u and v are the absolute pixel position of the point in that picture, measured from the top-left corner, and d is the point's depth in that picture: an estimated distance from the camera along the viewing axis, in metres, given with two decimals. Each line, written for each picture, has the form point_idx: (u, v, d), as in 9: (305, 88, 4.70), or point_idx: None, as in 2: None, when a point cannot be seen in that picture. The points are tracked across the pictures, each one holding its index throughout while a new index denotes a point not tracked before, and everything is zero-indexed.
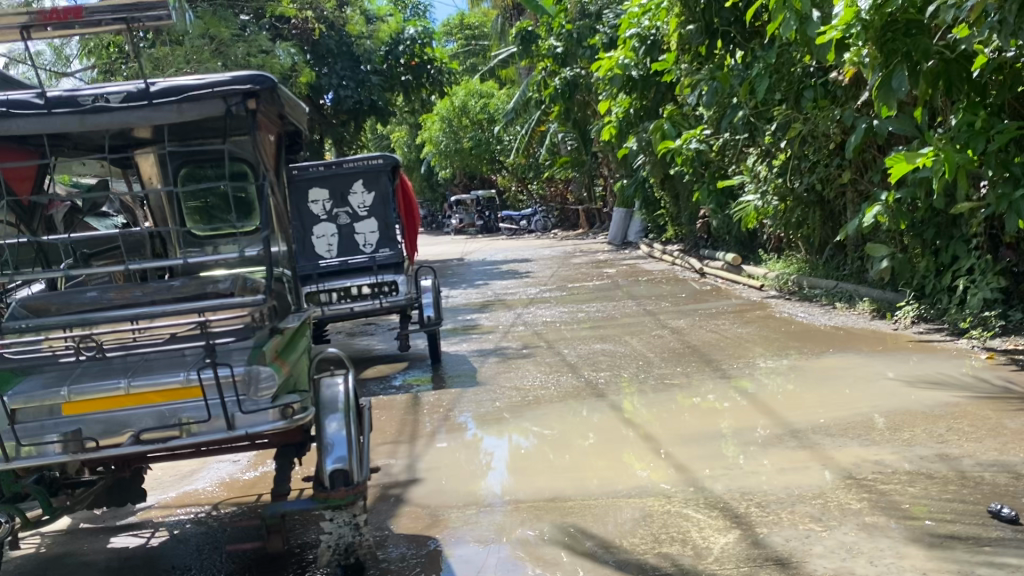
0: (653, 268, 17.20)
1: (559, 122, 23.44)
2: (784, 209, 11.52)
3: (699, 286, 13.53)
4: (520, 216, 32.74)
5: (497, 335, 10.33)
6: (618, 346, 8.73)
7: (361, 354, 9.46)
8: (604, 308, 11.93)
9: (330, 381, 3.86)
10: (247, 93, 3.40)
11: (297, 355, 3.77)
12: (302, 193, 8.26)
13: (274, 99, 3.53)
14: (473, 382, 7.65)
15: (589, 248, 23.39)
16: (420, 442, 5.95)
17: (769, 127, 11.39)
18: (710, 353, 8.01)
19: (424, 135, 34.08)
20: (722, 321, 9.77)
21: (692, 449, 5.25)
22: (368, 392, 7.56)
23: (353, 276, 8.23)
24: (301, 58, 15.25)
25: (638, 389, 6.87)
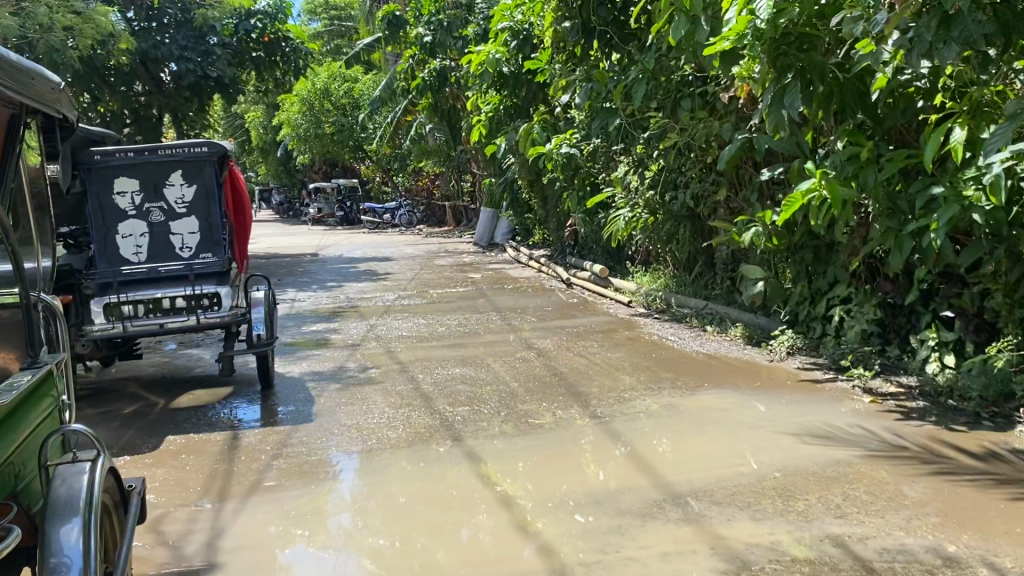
0: (518, 274, 16.49)
1: (426, 114, 22.40)
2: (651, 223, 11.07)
3: (565, 299, 12.88)
4: (384, 210, 31.41)
5: (344, 351, 9.24)
6: (478, 372, 7.84)
7: (180, 374, 8.13)
8: (465, 320, 11.05)
9: (70, 471, 2.72)
10: None
11: (12, 439, 2.60)
12: (106, 183, 6.97)
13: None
14: (307, 417, 6.56)
15: (454, 248, 22.47)
16: (230, 504, 4.83)
17: (642, 137, 10.78)
18: (578, 384, 7.25)
19: (283, 118, 32.19)
20: (589, 343, 9.07)
21: (559, 521, 4.41)
22: (178, 430, 6.32)
23: (165, 285, 7.00)
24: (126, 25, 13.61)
25: (499, 431, 6.01)
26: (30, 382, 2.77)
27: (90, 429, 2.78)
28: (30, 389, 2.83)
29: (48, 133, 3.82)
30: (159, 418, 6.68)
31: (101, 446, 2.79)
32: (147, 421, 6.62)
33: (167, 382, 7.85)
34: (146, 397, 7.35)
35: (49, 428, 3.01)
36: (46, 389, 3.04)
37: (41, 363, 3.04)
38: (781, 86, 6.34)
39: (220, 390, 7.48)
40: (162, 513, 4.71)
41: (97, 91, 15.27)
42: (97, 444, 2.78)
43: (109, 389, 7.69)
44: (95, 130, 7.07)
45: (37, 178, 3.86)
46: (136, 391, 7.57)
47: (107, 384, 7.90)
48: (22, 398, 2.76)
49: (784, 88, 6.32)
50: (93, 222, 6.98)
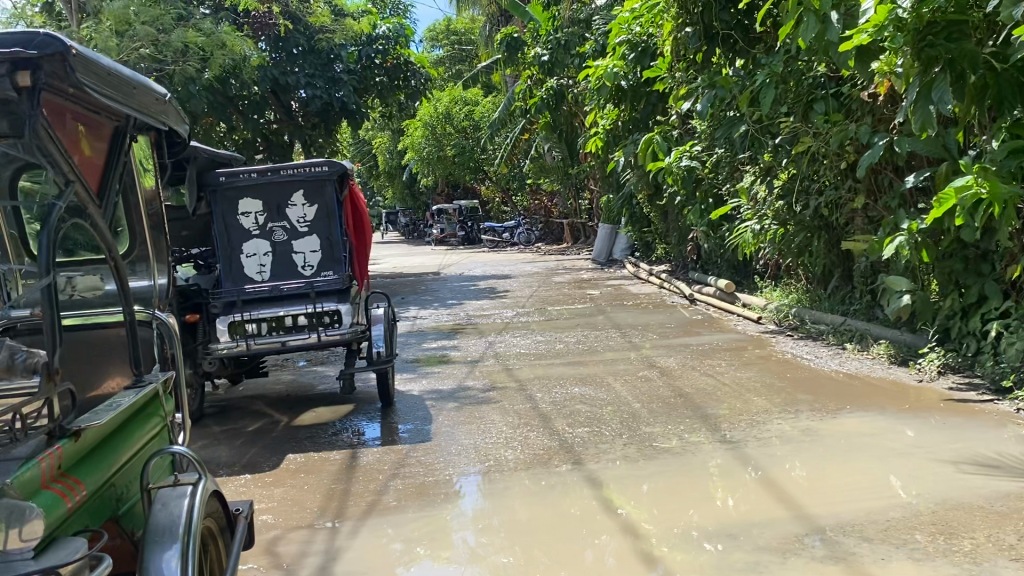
0: (640, 291, 16.07)
1: (545, 133, 22.31)
2: (781, 234, 10.52)
3: (690, 315, 12.38)
4: (503, 228, 31.54)
5: (462, 370, 9.13)
6: (598, 391, 7.54)
7: (303, 392, 8.20)
8: (584, 337, 10.76)
9: (170, 494, 2.65)
10: (15, 66, 2.15)
11: (108, 462, 2.55)
12: (232, 205, 7.13)
13: (66, 77, 2.30)
14: (426, 437, 6.43)
15: (574, 265, 22.23)
16: (347, 525, 4.73)
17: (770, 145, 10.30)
18: (706, 406, 6.83)
19: (406, 142, 32.92)
20: (717, 362, 8.60)
21: (691, 554, 4.07)
22: (299, 448, 6.31)
23: (288, 303, 7.05)
24: (256, 55, 14.13)
25: (621, 454, 5.70)
26: (129, 402, 2.72)
27: (191, 451, 2.70)
28: (131, 409, 2.79)
29: (161, 150, 3.85)
30: (282, 435, 6.71)
31: (202, 469, 2.71)
32: (270, 438, 6.66)
33: (290, 399, 7.93)
34: (270, 414, 7.43)
35: (154, 449, 2.97)
36: (150, 410, 3.00)
37: (145, 382, 3.01)
38: (927, 81, 5.74)
39: (341, 407, 7.49)
40: (279, 533, 4.64)
41: (231, 120, 15.94)
42: (197, 467, 2.70)
43: (236, 407, 7.82)
44: (221, 152, 7.26)
45: (151, 198, 3.91)
46: (262, 409, 7.67)
47: (234, 401, 8.05)
48: (120, 420, 2.71)
49: (931, 83, 5.71)
50: (219, 242, 7.13)
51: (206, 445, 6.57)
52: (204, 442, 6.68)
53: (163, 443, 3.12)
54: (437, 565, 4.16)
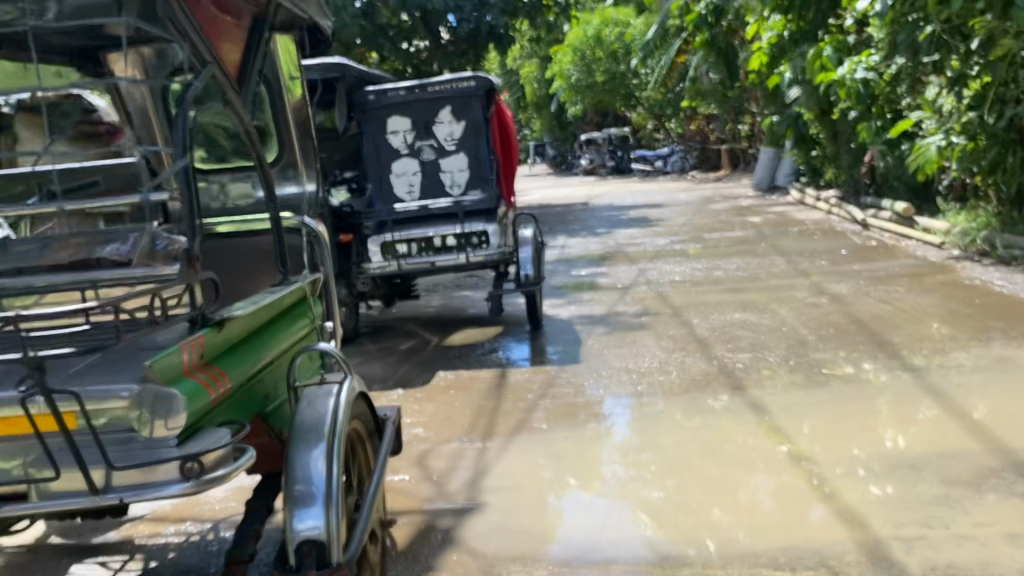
0: (804, 217, 15.14)
1: (701, 52, 21.21)
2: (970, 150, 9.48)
3: (861, 241, 11.50)
4: (656, 157, 30.62)
5: (615, 295, 8.87)
6: (760, 317, 7.09)
7: (454, 315, 8.21)
8: (744, 264, 10.21)
9: (316, 394, 2.55)
10: None
11: (254, 357, 2.49)
12: (380, 124, 7.10)
13: None
14: (576, 359, 6.25)
15: (731, 193, 21.27)
16: (497, 441, 4.64)
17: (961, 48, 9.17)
18: (881, 333, 6.27)
19: (556, 71, 32.35)
20: (894, 288, 7.90)
21: (867, 487, 3.70)
22: (449, 367, 6.30)
23: (437, 223, 7.00)
24: None
25: (785, 381, 5.31)
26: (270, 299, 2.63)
27: (337, 350, 2.57)
28: (275, 305, 2.71)
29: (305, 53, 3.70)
30: (433, 355, 6.73)
31: (346, 372, 2.61)
32: (422, 357, 6.69)
33: (442, 321, 7.97)
34: (423, 335, 7.48)
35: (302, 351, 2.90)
36: (298, 312, 2.93)
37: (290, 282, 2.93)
38: None
39: (491, 329, 7.44)
40: (429, 447, 4.62)
41: (384, 49, 16.07)
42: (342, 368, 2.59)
43: (390, 327, 7.93)
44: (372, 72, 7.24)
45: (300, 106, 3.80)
46: (415, 329, 7.73)
47: (388, 322, 8.18)
48: (264, 318, 2.64)
49: None
50: (369, 162, 7.14)
51: (361, 363, 6.67)
52: (359, 359, 6.80)
53: (312, 345, 3.05)
54: (587, 489, 4.00)
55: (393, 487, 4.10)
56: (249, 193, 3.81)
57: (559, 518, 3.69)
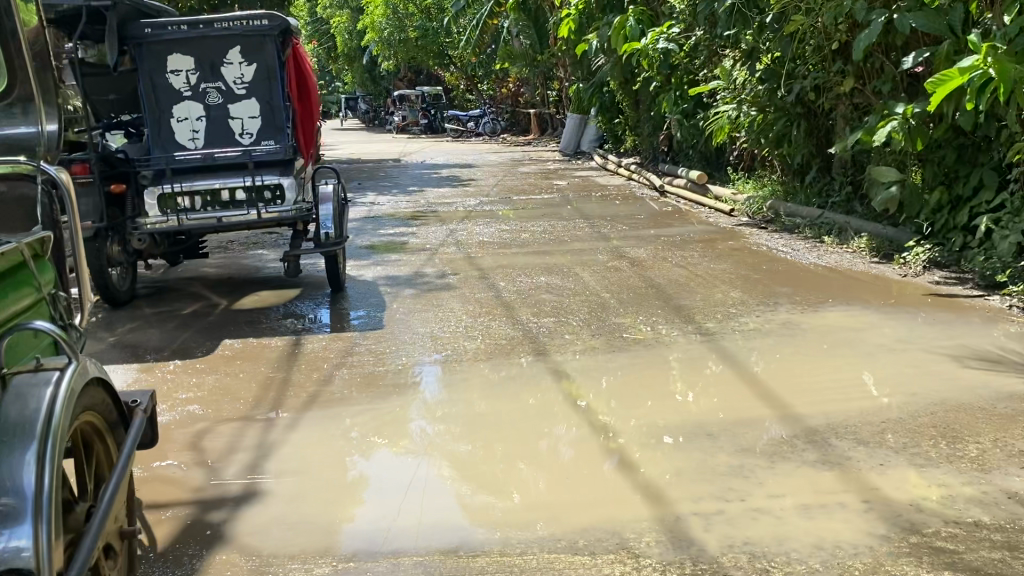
0: (608, 182, 15.48)
1: (513, 12, 21.11)
2: (761, 122, 9.94)
3: (660, 207, 11.86)
4: (467, 117, 30.40)
5: (421, 256, 8.55)
6: (565, 281, 7.04)
7: (246, 275, 7.59)
8: (551, 227, 10.21)
9: (29, 379, 2.05)
10: None
11: None
12: (159, 61, 6.39)
13: None
14: (379, 324, 5.91)
15: (538, 156, 21.47)
16: (284, 418, 4.22)
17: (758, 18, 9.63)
18: (681, 297, 6.38)
19: (366, 23, 31.22)
20: (691, 253, 8.13)
21: (668, 456, 3.65)
22: (237, 334, 5.76)
23: (224, 174, 6.38)
24: None
25: (588, 345, 5.23)
26: None
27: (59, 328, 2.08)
28: None
29: None
30: (220, 320, 6.14)
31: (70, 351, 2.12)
32: (207, 322, 6.08)
33: (231, 282, 7.33)
34: (209, 297, 6.84)
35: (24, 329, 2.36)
36: (17, 281, 2.39)
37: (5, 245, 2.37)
38: None
39: (286, 292, 6.92)
40: (206, 427, 4.12)
41: None
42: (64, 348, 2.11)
43: (172, 288, 7.20)
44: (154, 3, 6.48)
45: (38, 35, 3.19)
46: (200, 291, 7.06)
47: (170, 282, 7.43)
48: None
49: None
50: (145, 104, 6.42)
51: (134, 329, 5.97)
52: (133, 325, 6.08)
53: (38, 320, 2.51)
54: (384, 467, 3.70)
55: (159, 475, 3.60)
56: None
57: (358, 502, 3.38)
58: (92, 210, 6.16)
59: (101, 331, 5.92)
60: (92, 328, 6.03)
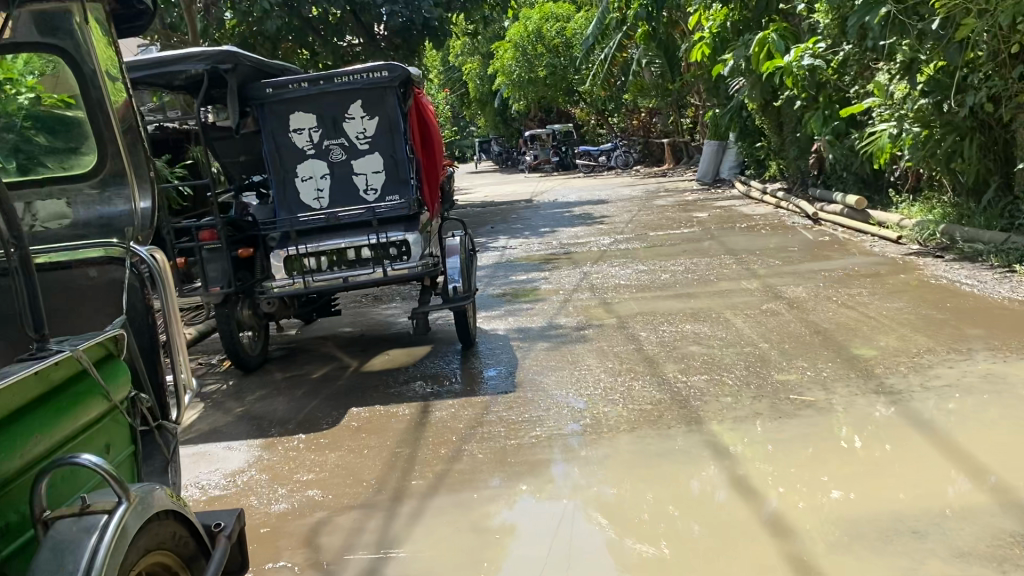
0: (752, 211, 14.59)
1: (643, 43, 20.66)
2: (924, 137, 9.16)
3: (813, 237, 10.94)
4: (599, 152, 29.98)
5: (556, 304, 8.09)
6: (715, 329, 6.36)
7: (376, 333, 7.33)
8: (693, 265, 9.53)
9: (71, 529, 1.73)
10: None
11: None
12: (282, 120, 6.21)
13: None
14: (513, 385, 5.45)
15: (675, 186, 20.72)
16: (408, 506, 3.80)
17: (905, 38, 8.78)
18: (852, 346, 5.58)
19: (496, 66, 31.51)
20: (857, 290, 7.25)
21: (862, 564, 2.96)
22: (363, 401, 5.44)
23: (349, 233, 6.15)
24: None
25: (747, 410, 4.57)
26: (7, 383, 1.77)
27: (107, 463, 1.74)
28: (24, 391, 1.85)
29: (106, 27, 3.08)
30: (348, 384, 5.86)
31: (122, 494, 1.79)
32: (334, 388, 5.80)
33: (361, 341, 7.09)
34: (339, 359, 6.60)
35: (84, 446, 2.08)
36: (78, 390, 2.09)
37: (61, 349, 2.08)
38: None
39: (416, 350, 6.60)
40: (324, 517, 3.76)
41: (309, 43, 15.02)
42: (113, 487, 1.77)
43: (303, 350, 7.02)
44: (273, 63, 6.37)
45: (128, 112, 3.14)
46: (330, 352, 6.85)
47: (303, 343, 7.27)
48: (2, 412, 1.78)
49: None
50: (270, 164, 6.27)
51: (262, 398, 5.77)
52: (262, 393, 5.89)
53: (105, 430, 2.23)
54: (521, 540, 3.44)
55: None
56: (62, 213, 3.11)
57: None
58: (219, 274, 6.08)
59: (230, 402, 5.75)
60: (222, 398, 5.88)
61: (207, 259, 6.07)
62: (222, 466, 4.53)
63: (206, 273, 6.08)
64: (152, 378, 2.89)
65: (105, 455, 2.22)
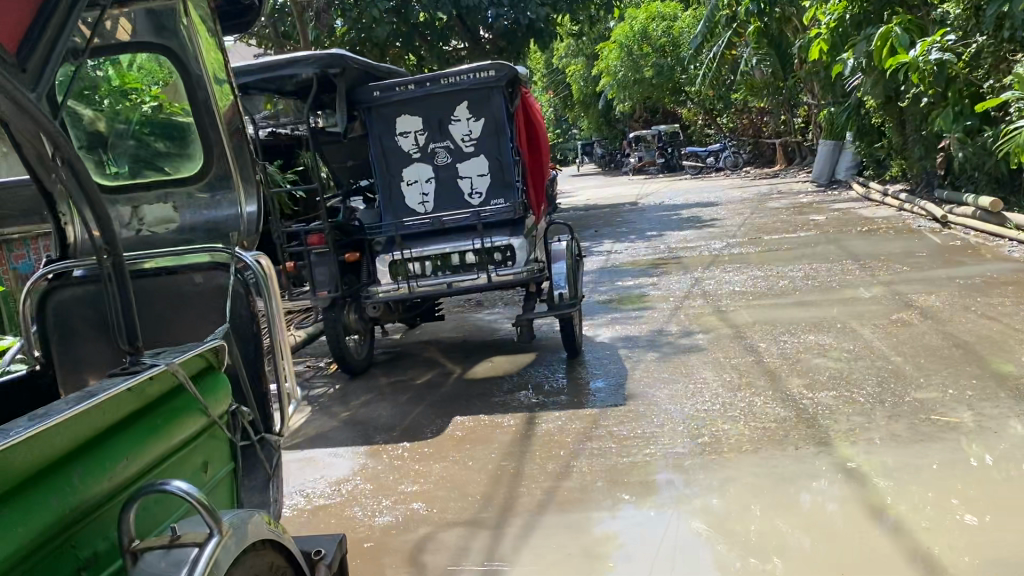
0: (873, 214, 13.83)
1: (755, 40, 20.00)
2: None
3: (942, 241, 10.23)
4: (706, 153, 29.26)
5: (666, 310, 7.79)
6: (841, 341, 5.94)
7: (481, 339, 7.20)
8: (811, 271, 9.04)
9: (159, 562, 1.63)
10: None
11: (53, 505, 1.59)
12: (388, 123, 6.14)
13: None
14: (622, 397, 5.21)
15: (788, 188, 19.95)
16: (515, 524, 3.62)
17: None
18: (1000, 363, 5.07)
19: (600, 68, 31.21)
20: (999, 300, 6.67)
21: None
22: (468, 409, 5.29)
23: (454, 238, 6.04)
24: None
25: (884, 432, 4.18)
26: (94, 404, 1.74)
27: (197, 492, 1.63)
28: (113, 411, 1.81)
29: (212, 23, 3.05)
30: (453, 391, 5.73)
31: (212, 526, 1.67)
32: (439, 395, 5.69)
33: (466, 347, 6.97)
34: (443, 364, 6.50)
35: (175, 466, 2.03)
36: (172, 407, 2.05)
37: (156, 363, 2.05)
38: None
39: (522, 357, 6.43)
40: (429, 533, 3.62)
41: (416, 48, 15.16)
42: (204, 518, 1.66)
43: (408, 355, 6.96)
44: (382, 66, 6.31)
45: (234, 114, 3.12)
46: (434, 358, 6.75)
47: (407, 348, 7.21)
48: (88, 434, 1.73)
49: None
50: (376, 169, 6.20)
51: (368, 403, 5.70)
52: (367, 398, 5.83)
53: (201, 447, 2.17)
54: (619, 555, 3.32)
55: None
56: (167, 217, 3.14)
57: None
58: (327, 279, 6.06)
59: (336, 406, 5.71)
60: (328, 402, 5.85)
61: (315, 263, 6.05)
62: (327, 474, 4.46)
63: (314, 276, 6.05)
64: (257, 388, 2.80)
65: (202, 473, 2.17)
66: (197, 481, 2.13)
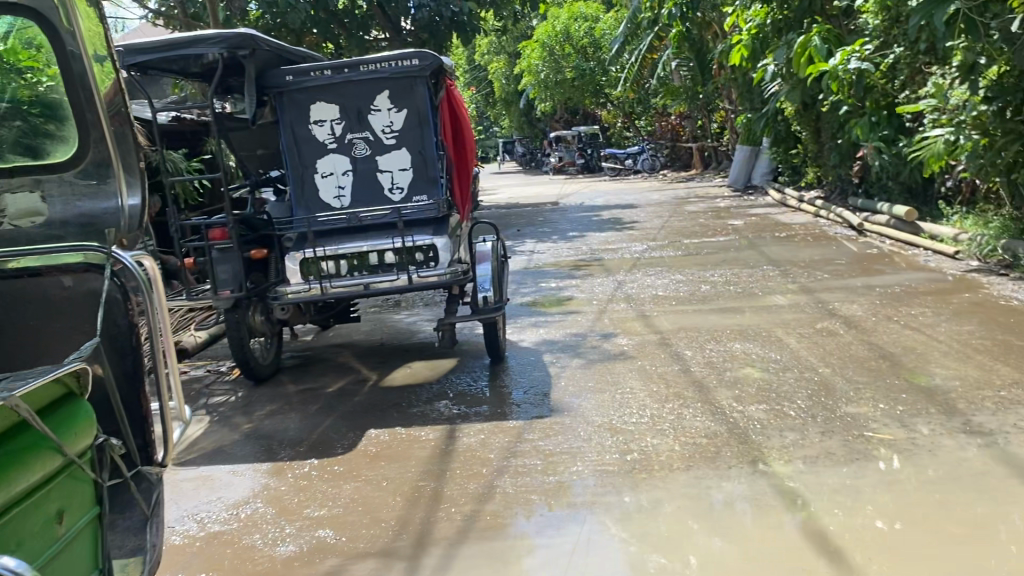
0: (789, 220, 14.00)
1: (676, 45, 20.10)
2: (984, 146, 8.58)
3: (859, 249, 10.34)
4: (626, 155, 29.40)
5: (590, 314, 7.57)
6: (768, 350, 5.81)
7: (398, 343, 6.83)
8: (734, 276, 8.97)
9: None
10: None
11: None
12: (302, 111, 5.72)
13: None
14: (547, 407, 4.94)
15: (706, 192, 20.13)
16: (433, 556, 3.29)
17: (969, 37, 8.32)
18: (927, 375, 5.00)
19: (522, 67, 31.01)
20: (919, 309, 6.67)
21: None
22: (382, 421, 4.93)
23: (372, 236, 5.66)
24: None
25: (818, 450, 4.02)
26: None
27: None
28: None
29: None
30: (367, 401, 5.36)
31: None
32: (352, 405, 5.30)
33: (381, 351, 6.59)
34: (357, 370, 6.11)
35: (20, 521, 1.65)
36: (15, 448, 1.66)
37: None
38: None
39: (441, 363, 6.09)
40: (337, 566, 3.26)
41: (333, 36, 14.61)
42: None
43: (320, 359, 6.53)
44: (297, 49, 5.89)
45: (116, 95, 2.69)
46: (347, 362, 6.36)
47: (318, 351, 6.78)
48: None
49: None
50: (288, 159, 5.78)
51: (273, 413, 5.27)
52: (273, 408, 5.40)
53: (57, 492, 1.79)
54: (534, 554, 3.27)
55: None
56: (35, 208, 2.68)
57: None
58: (230, 277, 5.59)
59: (238, 418, 5.26)
60: (229, 413, 5.39)
61: (217, 260, 5.59)
62: (224, 495, 4.05)
63: (215, 275, 5.59)
64: (134, 410, 2.42)
65: (57, 524, 1.78)
66: (51, 534, 1.75)
